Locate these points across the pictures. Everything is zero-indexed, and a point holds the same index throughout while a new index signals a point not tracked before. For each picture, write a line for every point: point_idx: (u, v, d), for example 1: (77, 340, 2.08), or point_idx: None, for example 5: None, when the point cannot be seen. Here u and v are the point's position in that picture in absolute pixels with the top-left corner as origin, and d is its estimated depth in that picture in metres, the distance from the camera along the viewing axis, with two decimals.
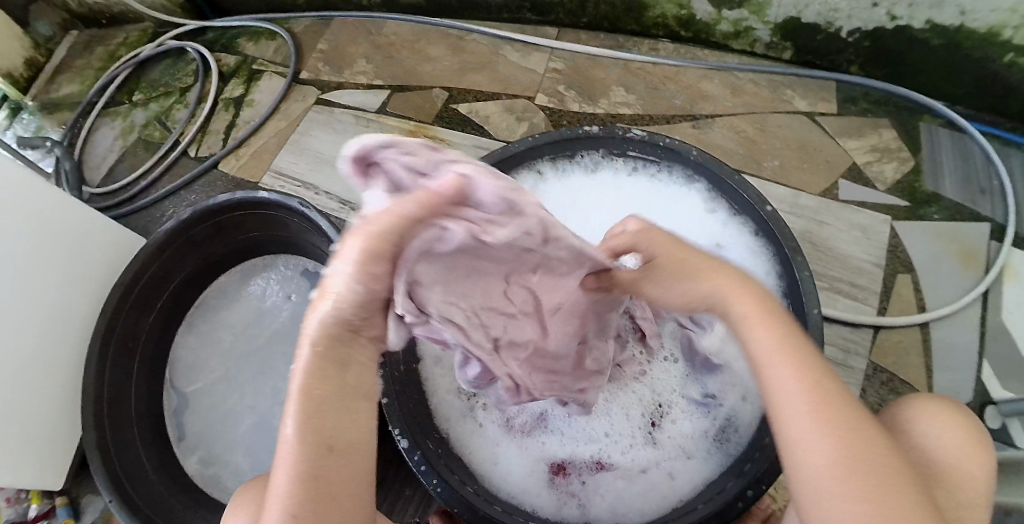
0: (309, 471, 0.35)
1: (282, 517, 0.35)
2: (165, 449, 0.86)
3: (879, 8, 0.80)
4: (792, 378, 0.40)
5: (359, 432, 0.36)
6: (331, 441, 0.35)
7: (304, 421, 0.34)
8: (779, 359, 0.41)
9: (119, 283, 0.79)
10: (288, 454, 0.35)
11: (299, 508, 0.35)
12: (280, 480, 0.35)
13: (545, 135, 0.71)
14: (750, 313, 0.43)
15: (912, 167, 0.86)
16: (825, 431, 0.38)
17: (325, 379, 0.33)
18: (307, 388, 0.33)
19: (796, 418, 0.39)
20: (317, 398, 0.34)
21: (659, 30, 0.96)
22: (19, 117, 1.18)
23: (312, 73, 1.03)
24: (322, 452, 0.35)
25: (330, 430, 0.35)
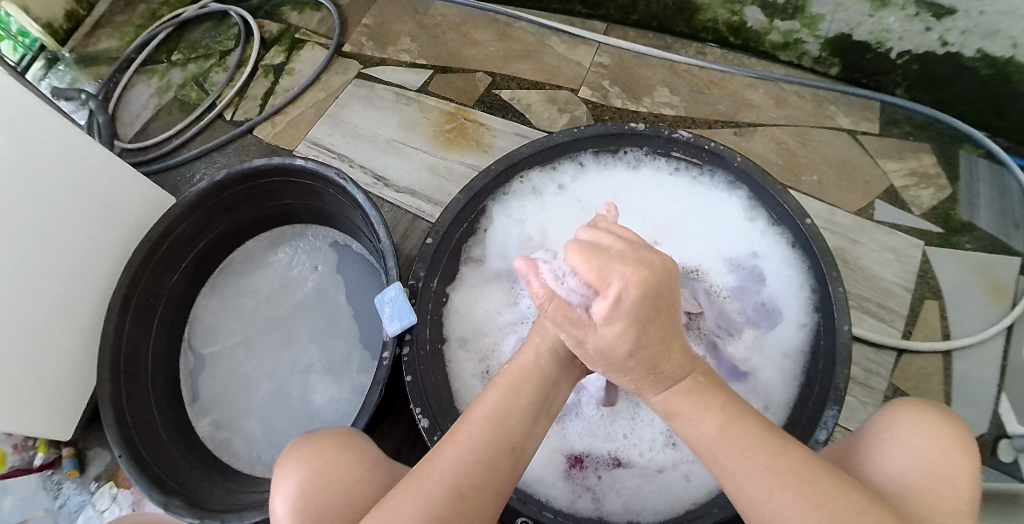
0: (484, 448, 0.43)
1: (442, 479, 0.41)
2: (178, 407, 0.87)
3: (932, 32, 0.79)
4: (739, 403, 0.42)
5: (527, 448, 0.45)
6: (507, 434, 0.44)
7: (495, 411, 0.45)
8: (732, 384, 0.43)
9: (149, 237, 0.81)
10: (471, 433, 0.44)
11: (461, 482, 0.41)
12: (455, 447, 0.43)
13: (591, 128, 0.72)
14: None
15: (949, 194, 0.85)
16: (762, 452, 0.40)
17: (532, 393, 0.46)
18: (514, 374, 0.47)
19: (762, 445, 0.41)
20: (509, 399, 0.46)
21: (707, 35, 0.95)
22: (57, 67, 1.19)
23: (354, 47, 1.03)
24: (502, 436, 0.44)
25: (511, 423, 0.45)
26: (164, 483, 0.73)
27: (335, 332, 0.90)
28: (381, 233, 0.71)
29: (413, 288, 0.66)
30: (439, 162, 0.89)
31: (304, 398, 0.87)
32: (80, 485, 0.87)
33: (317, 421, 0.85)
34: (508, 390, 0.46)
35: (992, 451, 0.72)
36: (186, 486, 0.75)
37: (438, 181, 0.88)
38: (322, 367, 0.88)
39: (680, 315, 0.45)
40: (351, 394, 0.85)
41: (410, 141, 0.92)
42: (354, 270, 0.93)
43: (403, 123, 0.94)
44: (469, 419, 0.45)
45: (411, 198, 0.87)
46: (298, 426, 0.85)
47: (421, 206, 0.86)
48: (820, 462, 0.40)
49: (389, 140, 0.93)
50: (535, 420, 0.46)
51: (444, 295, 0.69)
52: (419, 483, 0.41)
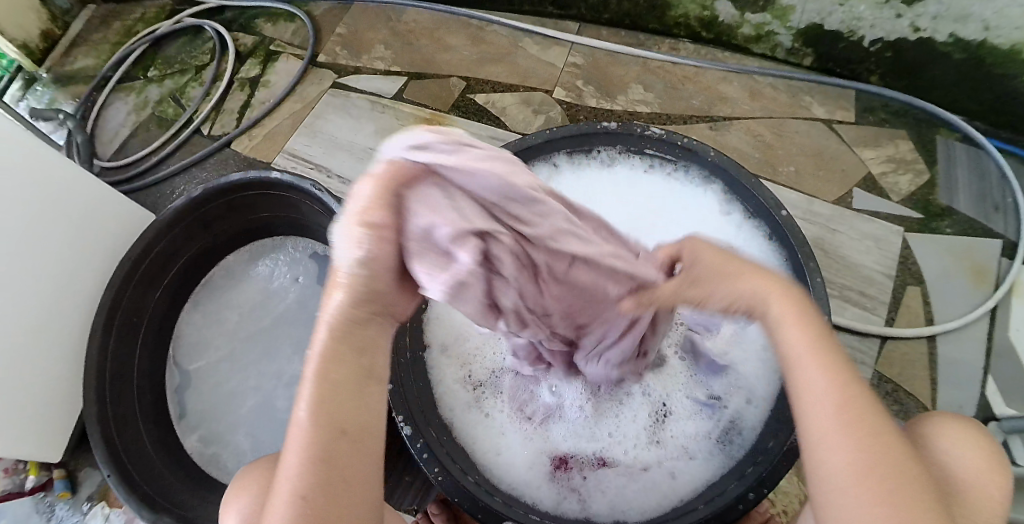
0: (328, 437, 0.38)
1: (288, 490, 0.37)
2: (166, 425, 0.86)
3: (903, 18, 0.80)
4: (819, 381, 0.40)
5: (371, 413, 0.40)
6: (332, 421, 0.38)
7: (314, 400, 0.38)
8: (809, 361, 0.41)
9: (128, 255, 0.79)
10: (298, 435, 0.38)
11: (306, 490, 0.37)
12: (298, 446, 0.38)
13: (563, 129, 0.72)
14: (787, 309, 0.43)
15: (926, 180, 0.85)
16: (844, 435, 0.38)
17: (343, 353, 0.38)
18: (343, 345, 0.38)
19: (825, 420, 0.39)
20: (321, 381, 0.38)
21: (679, 30, 0.95)
22: (34, 88, 1.18)
23: (329, 57, 1.03)
24: (336, 421, 0.38)
25: (332, 410, 0.38)
26: (155, 502, 0.72)
27: None
28: None
29: None
30: None
31: (291, 411, 0.86)
32: (73, 506, 0.86)
33: None
34: (323, 365, 0.39)
35: None
36: (176, 503, 0.74)
37: None
38: None
39: (765, 301, 0.44)
40: None
41: None
42: None
43: (380, 130, 0.93)
44: (303, 411, 0.39)
45: None
46: (288, 439, 0.85)
47: None
48: (863, 435, 0.38)
49: (366, 148, 0.92)
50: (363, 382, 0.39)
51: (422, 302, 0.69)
52: (279, 494, 0.38)
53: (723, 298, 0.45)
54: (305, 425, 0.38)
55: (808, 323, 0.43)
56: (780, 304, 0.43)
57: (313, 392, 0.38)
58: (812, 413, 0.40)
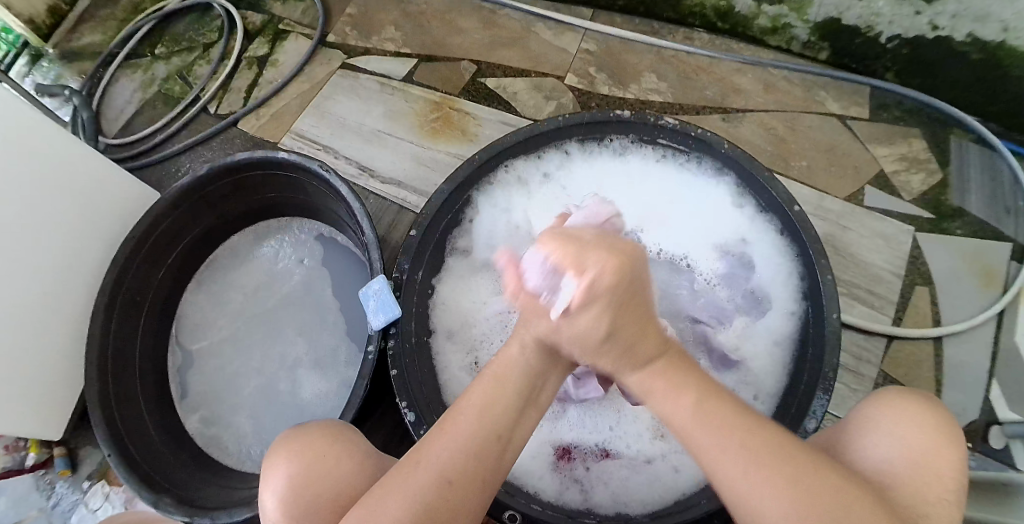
0: (475, 438, 0.42)
1: (435, 464, 0.41)
2: (167, 405, 0.86)
3: (922, 16, 0.78)
4: (714, 439, 0.40)
5: (516, 438, 0.44)
6: (494, 426, 0.43)
7: (482, 398, 0.44)
8: (701, 419, 0.41)
9: (132, 235, 0.80)
10: (462, 426, 0.43)
11: (450, 471, 0.41)
12: (449, 438, 0.43)
13: (575, 116, 0.71)
14: (667, 366, 0.44)
15: (939, 180, 0.84)
16: (770, 483, 0.37)
17: (529, 377, 0.46)
18: (498, 370, 0.46)
19: (729, 471, 0.39)
20: (495, 385, 0.45)
21: (695, 20, 0.94)
22: (40, 64, 1.17)
23: (338, 37, 1.02)
24: (490, 428, 0.43)
25: (498, 415, 0.44)
26: (155, 482, 0.72)
27: (323, 326, 0.89)
28: (365, 225, 0.70)
29: (397, 281, 0.65)
30: (425, 152, 0.88)
31: (292, 393, 0.86)
32: (73, 484, 0.86)
33: (306, 416, 0.84)
34: (501, 379, 0.46)
35: (982, 436, 0.72)
36: (176, 483, 0.75)
37: (423, 172, 0.87)
38: (310, 362, 0.88)
39: (621, 367, 0.44)
40: (340, 388, 0.84)
41: (396, 131, 0.91)
42: (341, 263, 0.92)
43: (388, 113, 0.92)
44: (459, 411, 0.45)
45: (397, 189, 0.86)
46: (288, 422, 0.84)
47: (407, 197, 0.85)
48: (780, 473, 0.38)
49: (374, 131, 0.92)
50: (525, 410, 0.45)
51: (429, 287, 0.69)
52: (415, 470, 0.41)
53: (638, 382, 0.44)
54: (457, 424, 0.43)
55: (670, 377, 0.43)
56: (638, 375, 0.44)
57: (477, 394, 0.45)
58: (720, 468, 0.39)
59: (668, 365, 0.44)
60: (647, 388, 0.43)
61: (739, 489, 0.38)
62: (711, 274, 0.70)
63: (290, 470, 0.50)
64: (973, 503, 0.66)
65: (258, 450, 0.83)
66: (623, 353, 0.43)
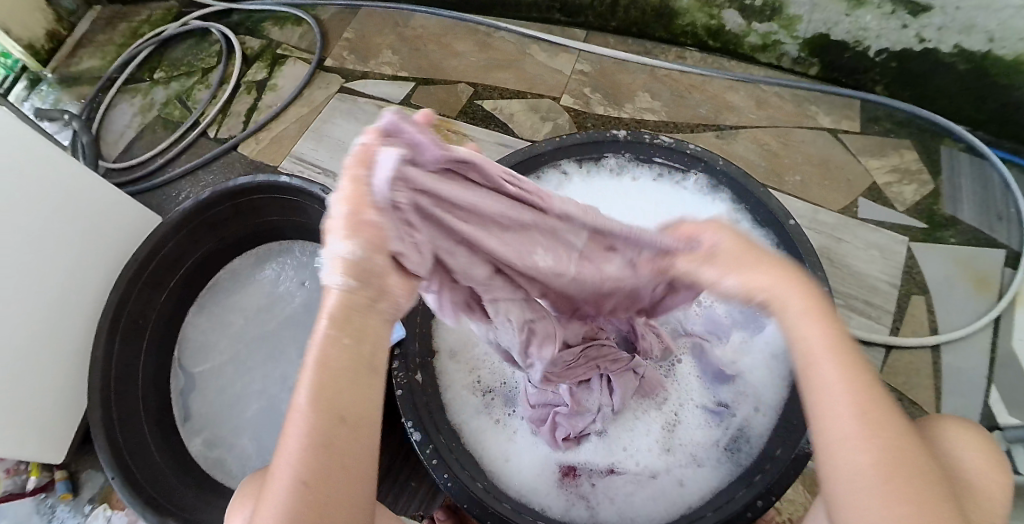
0: (317, 437, 0.35)
1: (290, 481, 0.35)
2: (170, 428, 0.86)
3: (908, 29, 0.80)
4: (847, 394, 0.36)
5: (365, 399, 0.36)
6: (336, 407, 0.35)
7: (315, 383, 0.35)
8: (835, 364, 0.37)
9: (134, 258, 0.80)
10: (298, 423, 0.35)
11: (307, 476, 0.35)
12: (293, 441, 0.35)
13: (575, 136, 0.73)
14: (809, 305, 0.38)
15: (931, 190, 0.86)
16: (875, 457, 0.35)
17: (346, 332, 0.35)
18: (319, 336, 0.36)
19: (852, 426, 0.35)
20: (323, 364, 0.35)
21: (687, 39, 0.95)
22: (39, 88, 1.18)
23: (336, 61, 1.03)
24: (329, 413, 0.35)
25: (335, 396, 0.35)
26: (160, 506, 0.72)
27: None
28: None
29: None
30: None
31: None
32: (74, 508, 0.86)
33: None
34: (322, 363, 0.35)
35: None
36: (181, 506, 0.74)
37: None
38: None
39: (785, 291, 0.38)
40: None
41: None
42: None
43: None
44: (296, 406, 0.36)
45: None
46: None
47: None
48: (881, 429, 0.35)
49: None
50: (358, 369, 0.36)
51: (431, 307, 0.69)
52: (271, 491, 0.35)
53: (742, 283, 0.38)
54: (284, 456, 0.36)
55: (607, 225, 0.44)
56: (765, 272, 0.38)
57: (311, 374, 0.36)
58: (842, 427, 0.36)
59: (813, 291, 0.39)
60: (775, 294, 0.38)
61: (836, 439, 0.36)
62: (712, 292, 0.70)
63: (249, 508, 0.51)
64: None
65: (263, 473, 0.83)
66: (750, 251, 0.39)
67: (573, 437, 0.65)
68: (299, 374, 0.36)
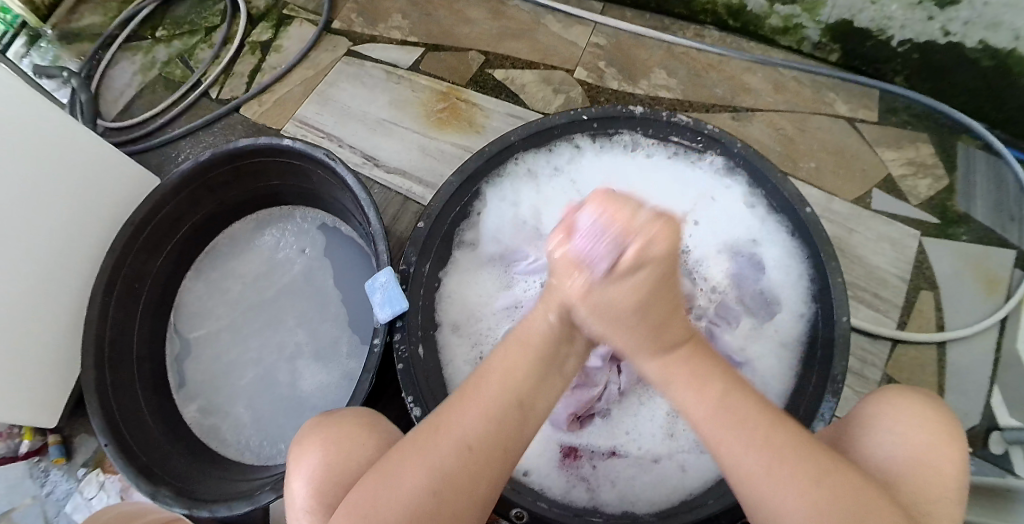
0: (495, 409, 0.42)
1: (458, 435, 0.41)
2: (164, 393, 0.85)
3: (934, 21, 0.78)
4: (736, 441, 0.40)
5: (542, 400, 0.44)
6: (519, 391, 0.42)
7: (503, 365, 0.43)
8: (717, 426, 0.41)
9: (131, 220, 0.78)
10: (485, 392, 0.42)
11: (470, 438, 0.41)
12: (470, 406, 0.42)
13: (588, 110, 0.71)
14: (667, 369, 0.43)
15: (946, 185, 0.84)
16: (792, 487, 0.38)
17: (554, 336, 0.44)
18: (523, 331, 0.44)
19: (749, 462, 0.39)
20: (523, 348, 0.44)
21: (706, 17, 0.93)
22: (39, 44, 1.15)
23: (344, 23, 1.00)
24: (512, 393, 0.42)
25: (521, 382, 0.42)
26: (153, 473, 0.71)
27: (324, 316, 0.88)
28: (372, 216, 0.68)
29: (404, 274, 0.64)
30: (430, 143, 0.87)
31: (292, 384, 0.85)
32: (68, 472, 0.85)
33: (305, 407, 0.83)
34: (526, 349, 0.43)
35: (982, 442, 0.71)
36: (175, 474, 0.73)
37: (428, 161, 0.86)
38: (310, 353, 0.87)
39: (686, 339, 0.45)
40: (340, 379, 0.83)
41: (401, 121, 0.90)
42: (343, 253, 0.91)
43: (393, 102, 0.91)
44: (485, 376, 0.43)
45: (402, 179, 0.85)
46: (287, 412, 0.83)
47: (412, 188, 0.84)
48: (786, 473, 0.39)
49: (378, 120, 0.90)
50: (548, 372, 0.44)
51: (435, 279, 0.68)
52: (433, 441, 0.41)
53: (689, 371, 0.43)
54: (459, 419, 0.42)
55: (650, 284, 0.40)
56: (655, 361, 0.43)
57: (503, 357, 0.44)
58: (751, 480, 0.39)
59: (690, 353, 0.43)
60: (667, 377, 0.43)
61: (743, 466, 0.40)
62: (721, 279, 0.70)
63: (317, 450, 0.50)
64: (974, 509, 0.66)
65: (256, 440, 0.82)
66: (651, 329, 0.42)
67: (577, 419, 0.64)
68: (491, 354, 0.45)
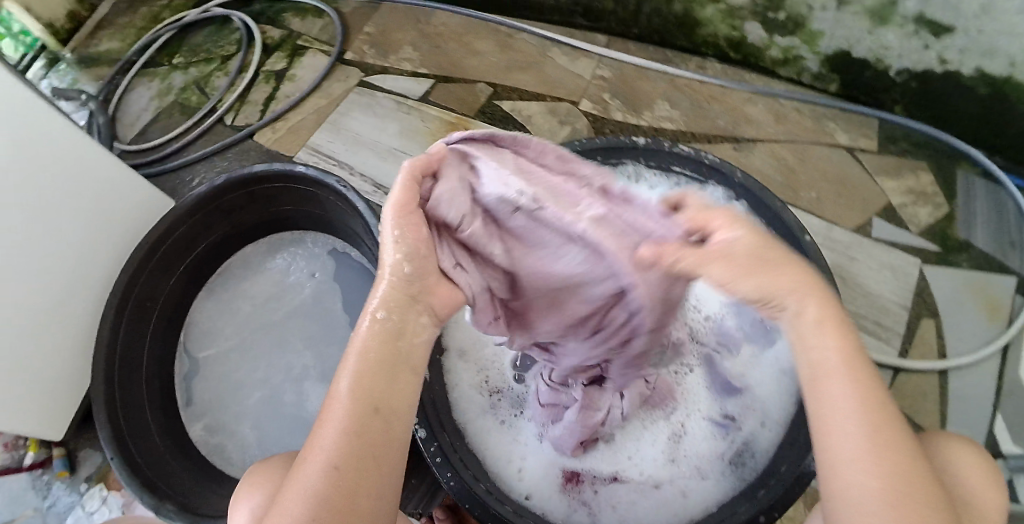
0: (354, 420, 0.40)
1: (323, 457, 0.39)
2: (172, 412, 0.86)
3: (930, 50, 0.80)
4: (848, 394, 0.38)
5: (401, 402, 0.42)
6: (371, 397, 0.41)
7: (355, 376, 0.41)
8: (840, 374, 0.39)
9: (146, 240, 0.80)
10: (338, 412, 0.40)
11: (338, 456, 0.39)
12: (327, 427, 0.41)
13: (593, 140, 0.73)
14: (823, 317, 0.40)
15: (945, 213, 0.85)
16: (874, 458, 0.36)
17: (387, 340, 0.42)
18: (358, 346, 0.42)
19: (849, 431, 0.37)
20: (366, 360, 0.42)
21: (708, 49, 0.95)
22: (57, 67, 1.19)
23: (356, 54, 1.03)
24: (367, 402, 0.41)
25: (371, 387, 0.41)
26: (156, 488, 0.71)
27: (332, 339, 0.90)
28: None
29: None
30: None
31: (300, 406, 0.86)
32: (70, 485, 0.86)
33: (312, 430, 0.84)
34: (364, 361, 0.42)
35: None
36: (178, 490, 0.74)
37: None
38: (317, 373, 0.88)
39: (802, 297, 0.40)
40: None
41: (412, 149, 0.92)
42: (352, 277, 0.92)
43: (404, 131, 0.94)
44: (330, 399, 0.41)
45: None
46: (294, 434, 0.85)
47: None
48: (884, 445, 0.37)
49: (389, 149, 0.93)
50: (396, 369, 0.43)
51: None
52: (302, 468, 0.40)
53: (763, 287, 0.39)
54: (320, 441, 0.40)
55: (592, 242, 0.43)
56: (809, 300, 0.40)
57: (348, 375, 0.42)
58: (844, 440, 0.37)
59: (837, 314, 0.41)
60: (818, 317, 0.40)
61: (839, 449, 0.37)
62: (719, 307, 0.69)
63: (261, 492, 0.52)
64: None
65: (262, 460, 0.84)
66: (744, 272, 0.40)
67: (581, 444, 0.64)
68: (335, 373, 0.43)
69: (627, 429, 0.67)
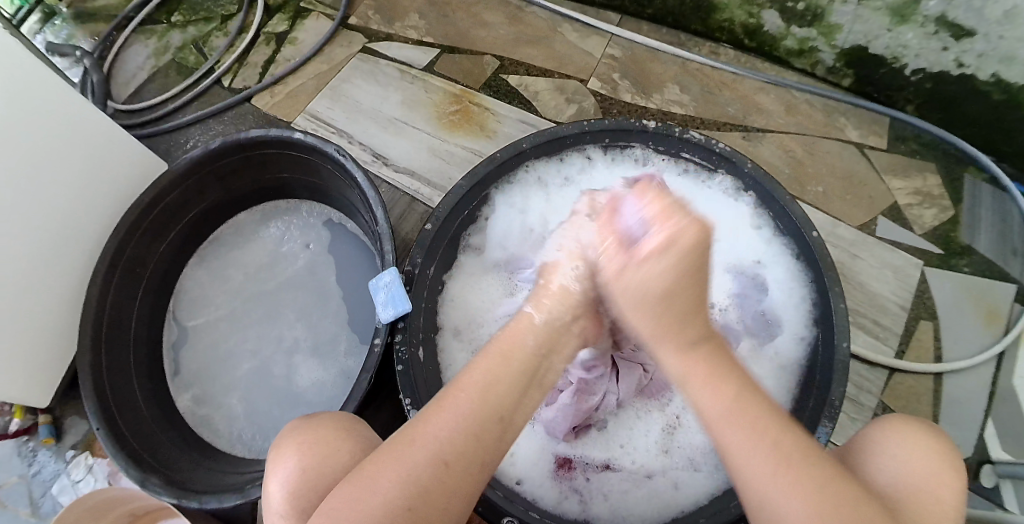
0: (473, 419, 0.40)
1: (433, 446, 0.39)
2: (159, 381, 0.85)
3: (948, 52, 0.78)
4: (744, 438, 0.38)
5: (518, 418, 0.43)
6: (496, 405, 0.41)
7: (485, 374, 0.42)
8: (728, 417, 0.39)
9: (137, 204, 0.78)
10: (461, 405, 0.41)
11: (448, 450, 0.39)
12: (444, 417, 0.41)
13: (602, 122, 0.71)
14: (692, 371, 0.41)
15: (951, 216, 0.84)
16: (790, 487, 0.36)
17: (532, 352, 0.44)
18: (502, 345, 0.44)
19: (758, 463, 0.38)
20: (501, 360, 0.43)
21: (722, 35, 0.93)
22: (52, 22, 1.15)
23: (360, 19, 1.00)
24: (490, 408, 0.41)
25: (501, 395, 0.42)
26: (142, 460, 0.70)
27: (324, 313, 0.88)
28: (380, 215, 0.67)
29: (408, 275, 0.64)
30: (441, 144, 0.87)
31: (287, 379, 0.85)
32: (56, 453, 0.84)
33: (299, 405, 0.83)
34: (503, 360, 0.43)
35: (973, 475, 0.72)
36: (165, 462, 0.73)
37: (437, 163, 0.86)
38: (308, 348, 0.86)
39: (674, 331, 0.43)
40: (337, 378, 0.83)
41: (413, 120, 0.90)
42: (348, 251, 0.91)
43: (406, 101, 0.91)
44: (460, 387, 0.42)
45: (411, 180, 0.85)
46: (281, 407, 0.83)
47: (420, 188, 0.85)
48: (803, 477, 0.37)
49: (391, 118, 0.91)
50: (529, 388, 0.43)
51: (439, 282, 0.68)
52: (408, 450, 0.40)
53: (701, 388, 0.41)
54: (432, 426, 0.40)
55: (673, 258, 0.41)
56: (678, 357, 0.42)
57: (478, 371, 0.43)
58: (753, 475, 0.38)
59: (711, 352, 0.42)
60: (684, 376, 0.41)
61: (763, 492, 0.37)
62: (723, 298, 0.70)
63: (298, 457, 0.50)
64: None
65: (247, 433, 0.82)
66: (672, 325, 0.42)
67: (574, 430, 0.64)
68: (468, 364, 0.44)
69: (621, 417, 0.66)
